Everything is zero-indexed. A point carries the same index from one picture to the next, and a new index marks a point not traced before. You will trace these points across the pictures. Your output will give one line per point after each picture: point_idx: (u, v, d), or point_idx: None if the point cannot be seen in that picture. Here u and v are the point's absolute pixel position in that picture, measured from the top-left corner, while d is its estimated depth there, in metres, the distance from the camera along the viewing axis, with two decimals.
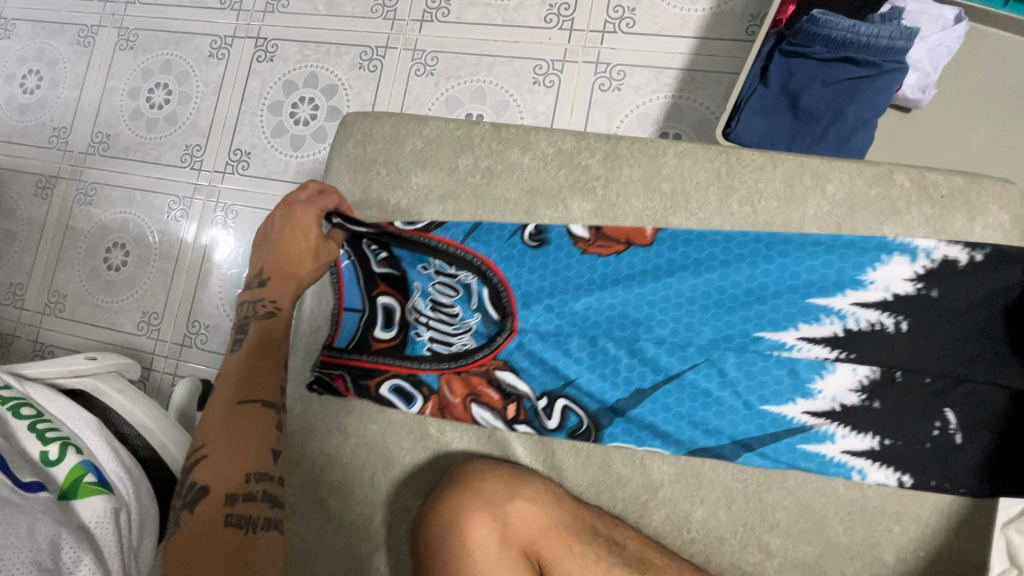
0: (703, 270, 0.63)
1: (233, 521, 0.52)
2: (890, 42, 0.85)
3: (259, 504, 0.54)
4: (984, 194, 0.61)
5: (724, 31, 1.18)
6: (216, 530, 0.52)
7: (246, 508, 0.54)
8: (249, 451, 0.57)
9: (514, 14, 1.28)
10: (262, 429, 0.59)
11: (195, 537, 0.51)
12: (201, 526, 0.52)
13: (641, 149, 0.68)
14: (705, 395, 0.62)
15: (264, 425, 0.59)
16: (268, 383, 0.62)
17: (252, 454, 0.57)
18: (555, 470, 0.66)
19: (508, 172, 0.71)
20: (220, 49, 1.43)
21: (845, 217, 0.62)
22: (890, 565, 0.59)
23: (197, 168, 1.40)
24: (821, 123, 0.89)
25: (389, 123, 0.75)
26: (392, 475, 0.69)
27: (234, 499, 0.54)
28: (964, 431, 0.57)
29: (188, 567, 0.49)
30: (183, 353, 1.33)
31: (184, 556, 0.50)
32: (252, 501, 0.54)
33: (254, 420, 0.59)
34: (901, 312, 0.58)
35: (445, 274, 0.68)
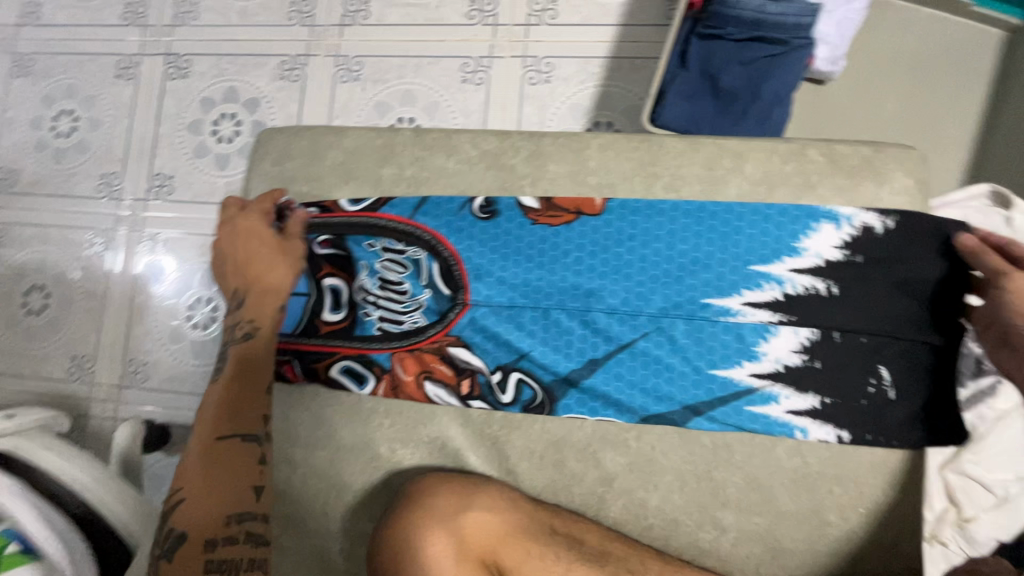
0: (652, 240, 0.64)
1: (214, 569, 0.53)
2: (798, 19, 0.88)
3: (242, 546, 0.55)
4: (889, 162, 0.63)
5: (645, 16, 1.19)
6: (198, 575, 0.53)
7: (228, 551, 0.54)
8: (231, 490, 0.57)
9: (436, 12, 1.26)
10: (243, 466, 0.58)
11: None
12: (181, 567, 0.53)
13: (565, 144, 0.68)
14: (659, 363, 0.62)
15: (246, 460, 0.59)
16: (248, 414, 0.61)
17: (233, 494, 0.57)
18: (510, 474, 0.65)
19: (433, 179, 0.69)
20: (128, 69, 1.35)
21: (766, 195, 0.63)
22: (835, 525, 0.61)
23: (117, 198, 1.32)
24: (741, 103, 0.91)
25: (307, 137, 0.72)
26: (345, 501, 0.67)
27: (216, 542, 0.54)
28: (896, 386, 0.60)
29: None
30: (122, 395, 1.25)
31: None
32: (232, 543, 0.55)
33: (234, 455, 0.58)
34: (831, 277, 0.61)
35: (393, 251, 0.67)
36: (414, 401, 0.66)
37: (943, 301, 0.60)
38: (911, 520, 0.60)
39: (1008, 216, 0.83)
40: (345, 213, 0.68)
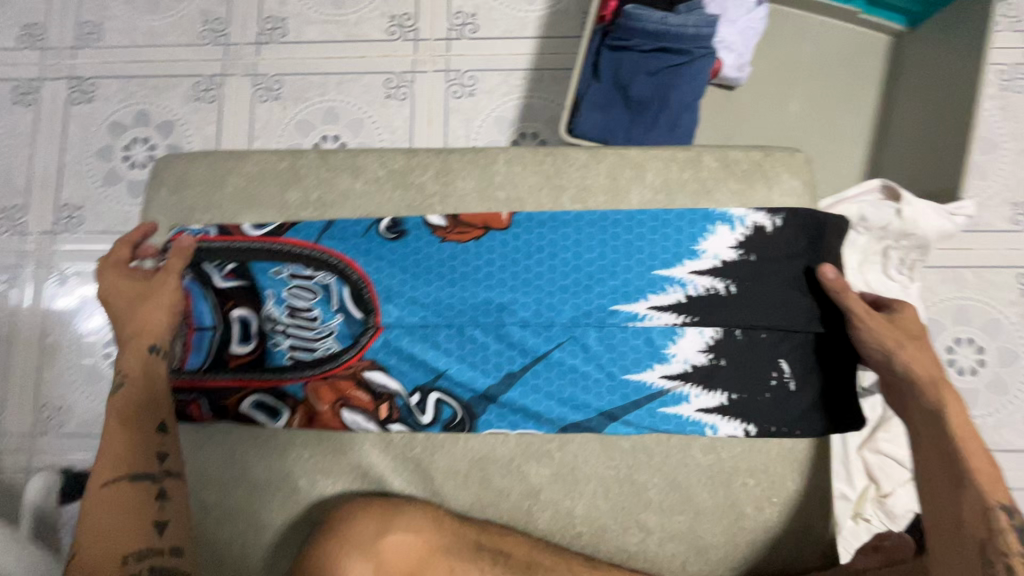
0: (560, 251, 0.65)
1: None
2: (698, 30, 0.92)
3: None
4: (778, 165, 0.66)
5: (563, 29, 1.22)
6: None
7: None
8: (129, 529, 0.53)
9: (356, 28, 1.24)
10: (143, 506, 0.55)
11: None
12: None
13: (471, 161, 0.67)
14: (574, 371, 0.63)
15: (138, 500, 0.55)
16: (139, 455, 0.58)
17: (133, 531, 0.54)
18: (436, 495, 0.64)
19: (340, 201, 0.67)
20: (26, 94, 1.26)
21: (666, 202, 0.66)
22: (752, 516, 0.63)
23: (19, 233, 1.23)
24: (651, 111, 0.94)
25: (206, 164, 0.69)
26: (264, 541, 0.63)
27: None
28: (795, 377, 0.63)
29: None
30: (35, 444, 1.16)
31: None
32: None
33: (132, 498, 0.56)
34: (729, 277, 0.63)
35: (301, 277, 0.65)
36: (331, 430, 0.65)
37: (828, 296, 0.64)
38: (821, 503, 0.63)
39: (897, 209, 0.90)
40: (249, 238, 0.66)
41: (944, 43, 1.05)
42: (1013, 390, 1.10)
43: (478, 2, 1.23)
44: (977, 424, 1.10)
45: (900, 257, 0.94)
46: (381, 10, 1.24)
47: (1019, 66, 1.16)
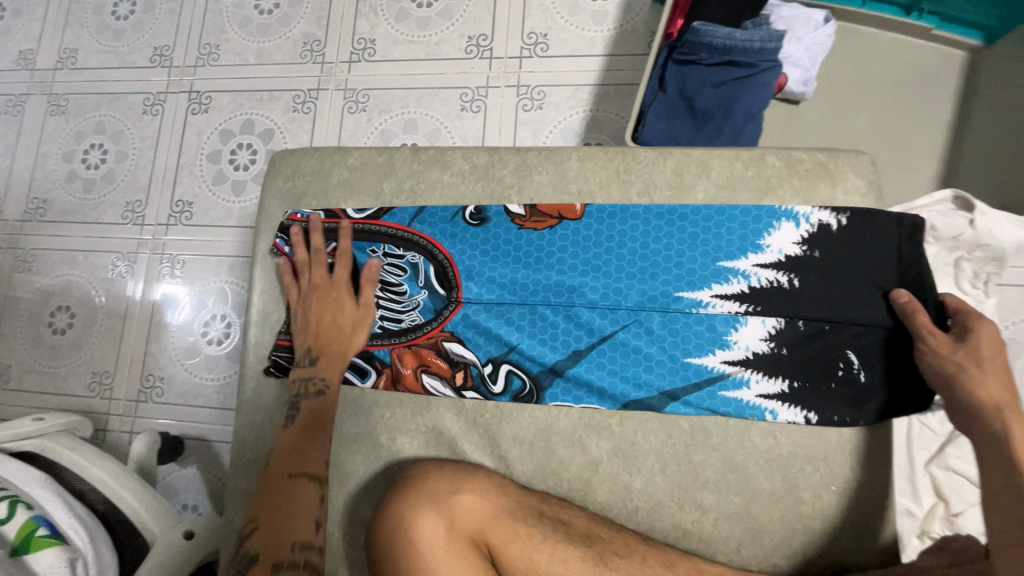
0: (628, 241, 0.70)
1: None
2: (763, 45, 0.96)
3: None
4: (843, 165, 0.69)
5: (629, 47, 1.29)
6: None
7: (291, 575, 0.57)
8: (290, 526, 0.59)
9: (437, 48, 1.36)
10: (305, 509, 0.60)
11: None
12: None
13: (547, 158, 0.74)
14: (639, 352, 0.68)
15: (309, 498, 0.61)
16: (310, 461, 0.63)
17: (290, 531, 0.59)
18: (502, 461, 0.69)
19: (429, 191, 0.76)
20: (154, 105, 1.46)
21: (729, 198, 0.70)
22: (809, 504, 0.64)
23: (140, 224, 1.41)
24: (715, 120, 0.98)
25: (315, 157, 0.80)
26: (348, 489, 0.71)
27: (280, 566, 0.57)
28: (864, 369, 0.65)
29: None
30: (139, 409, 1.31)
31: None
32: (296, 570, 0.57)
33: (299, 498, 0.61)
34: (793, 271, 0.66)
35: (394, 255, 0.74)
36: (412, 393, 0.72)
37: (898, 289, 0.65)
38: (882, 497, 0.64)
39: (970, 219, 0.89)
40: (351, 220, 0.76)
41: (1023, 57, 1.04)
42: None
43: (550, 23, 1.33)
44: None
45: (974, 268, 0.93)
46: (460, 31, 1.36)
47: None
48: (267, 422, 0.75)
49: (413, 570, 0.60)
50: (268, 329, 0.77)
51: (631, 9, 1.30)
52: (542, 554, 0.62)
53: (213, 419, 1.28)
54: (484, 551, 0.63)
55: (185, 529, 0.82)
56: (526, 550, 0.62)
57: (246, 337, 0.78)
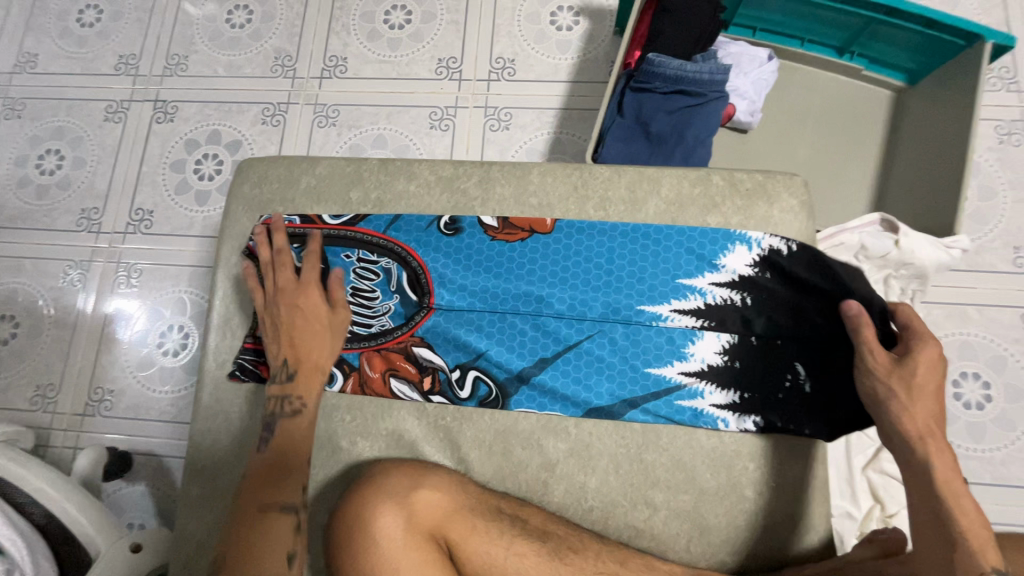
0: (596, 257, 0.74)
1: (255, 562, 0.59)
2: (712, 75, 1.04)
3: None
4: (779, 185, 0.75)
5: (591, 75, 1.36)
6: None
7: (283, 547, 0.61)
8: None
9: (407, 68, 1.41)
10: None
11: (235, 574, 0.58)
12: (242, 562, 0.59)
13: (509, 172, 0.78)
14: (603, 362, 0.71)
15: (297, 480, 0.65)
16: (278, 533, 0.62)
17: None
18: (461, 463, 0.71)
19: (395, 200, 0.78)
20: (117, 113, 1.44)
21: (678, 212, 0.75)
22: (751, 500, 0.68)
23: (95, 231, 1.37)
24: (668, 144, 1.05)
25: (284, 164, 0.81)
26: (306, 494, 0.71)
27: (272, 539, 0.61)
28: (808, 380, 0.70)
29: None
30: (85, 423, 1.25)
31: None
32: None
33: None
34: (745, 290, 0.72)
35: (367, 261, 0.76)
36: (379, 397, 0.73)
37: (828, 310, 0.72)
38: (818, 492, 0.68)
39: (896, 240, 0.97)
40: (327, 226, 0.77)
41: (940, 98, 1.16)
42: (1022, 427, 1.13)
43: (517, 50, 1.39)
44: (984, 458, 1.12)
45: (901, 285, 1.01)
46: (430, 53, 1.41)
47: (1012, 123, 1.27)
48: (223, 427, 0.74)
49: (372, 567, 0.61)
50: (231, 333, 0.77)
51: (593, 40, 1.38)
52: (499, 549, 0.64)
53: (165, 433, 1.24)
54: (442, 547, 0.64)
55: (133, 542, 0.79)
56: (485, 544, 0.64)
57: (207, 340, 0.77)
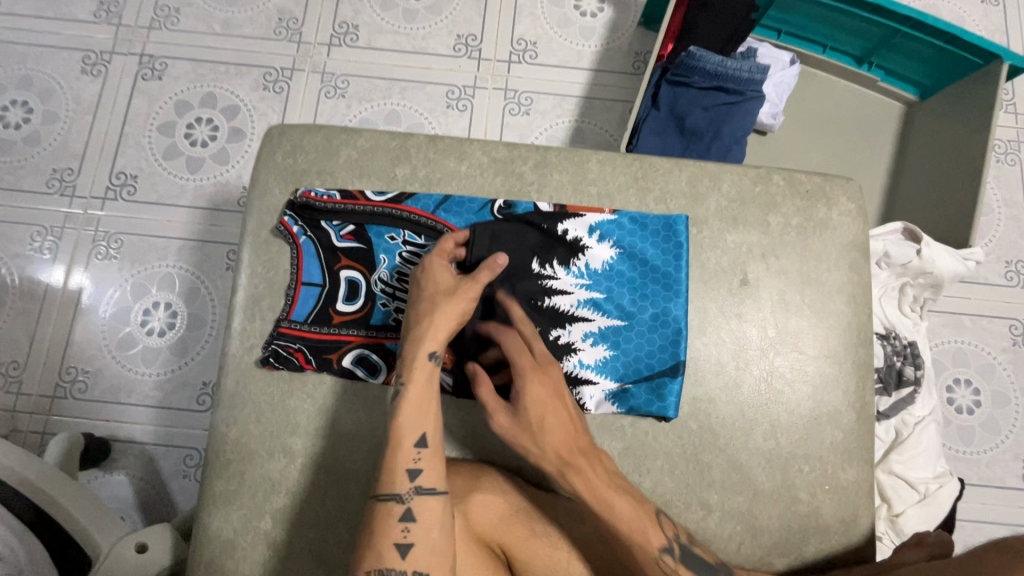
0: (653, 252, 0.70)
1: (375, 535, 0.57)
2: (750, 75, 1.03)
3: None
4: (837, 189, 0.75)
5: (614, 64, 1.33)
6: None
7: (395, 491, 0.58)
8: (378, 550, 0.56)
9: (423, 42, 1.33)
10: (392, 529, 0.56)
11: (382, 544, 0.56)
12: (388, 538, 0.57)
13: (567, 158, 0.74)
14: (604, 360, 0.69)
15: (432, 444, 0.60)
16: (390, 471, 0.58)
17: (382, 549, 0.56)
18: (512, 461, 0.68)
19: (445, 180, 0.73)
20: (96, 65, 1.30)
21: (738, 211, 0.73)
22: (804, 502, 0.68)
23: (69, 195, 1.24)
24: (704, 140, 1.04)
25: (321, 134, 0.74)
26: (345, 492, 0.66)
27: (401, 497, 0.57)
28: (857, 382, 0.70)
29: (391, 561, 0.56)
30: (55, 406, 1.14)
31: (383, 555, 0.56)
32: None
33: (384, 519, 0.57)
34: (800, 291, 0.71)
35: (415, 244, 0.71)
36: None
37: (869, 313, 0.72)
38: (867, 495, 0.69)
39: (918, 249, 0.99)
40: (371, 203, 0.71)
41: (952, 114, 1.19)
42: (1006, 431, 1.20)
43: (539, 32, 1.35)
44: (972, 460, 1.18)
45: (915, 293, 1.05)
46: (448, 29, 1.34)
47: (1008, 143, 1.33)
48: (251, 417, 0.67)
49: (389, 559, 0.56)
50: (259, 316, 0.70)
51: (618, 29, 1.35)
52: (561, 552, 0.62)
53: (148, 418, 1.14)
54: (498, 549, 0.62)
55: (138, 541, 0.72)
56: (546, 548, 0.62)
57: (231, 322, 0.70)
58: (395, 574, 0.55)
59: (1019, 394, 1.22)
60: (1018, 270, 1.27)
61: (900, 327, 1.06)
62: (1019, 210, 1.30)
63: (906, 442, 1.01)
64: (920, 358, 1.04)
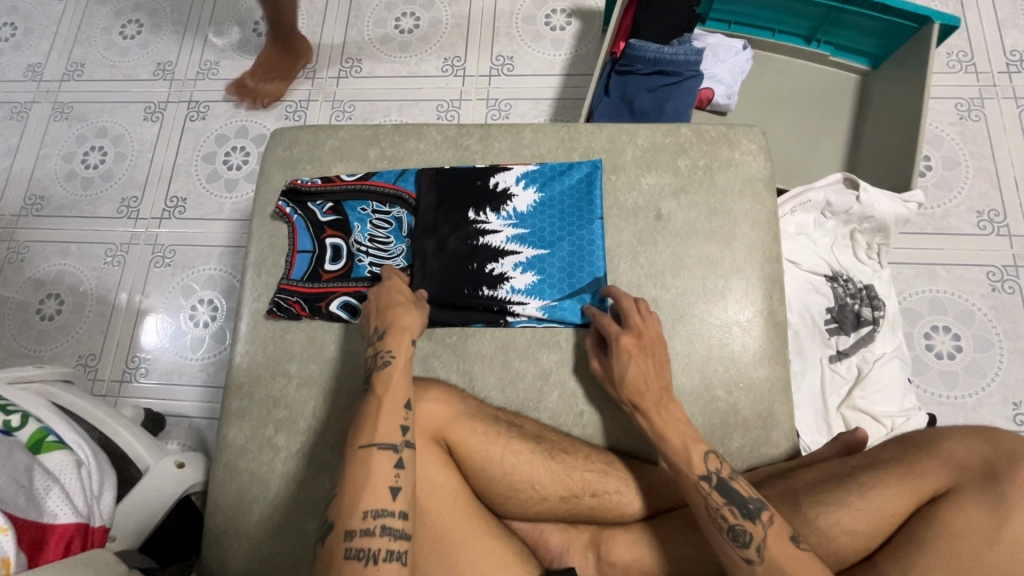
0: (567, 194, 0.85)
1: (360, 477, 0.64)
2: (687, 57, 1.18)
3: (379, 538, 0.61)
4: (740, 134, 0.86)
5: (582, 68, 1.50)
6: (340, 564, 0.60)
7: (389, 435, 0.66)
8: (372, 490, 0.63)
9: (416, 67, 1.55)
10: (387, 473, 0.64)
11: (371, 486, 0.63)
12: (379, 479, 0.64)
13: (506, 130, 0.90)
14: (532, 284, 0.82)
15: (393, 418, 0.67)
16: (389, 424, 0.67)
17: (374, 490, 0.63)
18: (467, 375, 0.81)
19: (407, 156, 0.90)
20: (155, 113, 1.59)
21: (653, 159, 0.85)
22: (720, 399, 0.77)
23: (134, 218, 1.51)
24: (650, 118, 1.17)
25: (311, 131, 0.94)
26: (332, 403, 0.81)
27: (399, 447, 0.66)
28: (763, 295, 0.80)
29: (375, 499, 0.63)
30: (124, 389, 1.37)
31: (368, 490, 0.63)
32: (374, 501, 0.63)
33: (380, 464, 0.64)
34: (709, 220, 0.82)
35: (381, 212, 0.88)
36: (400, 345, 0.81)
37: (773, 236, 0.82)
38: (777, 393, 0.78)
39: (857, 195, 1.06)
40: (345, 182, 0.89)
41: (899, 76, 1.27)
42: (991, 373, 1.21)
43: (515, 48, 1.53)
44: (959, 404, 1.19)
45: (866, 239, 1.12)
46: (437, 54, 1.55)
47: (971, 101, 1.37)
48: (259, 348, 0.84)
49: (376, 495, 0.63)
50: (266, 273, 0.88)
51: (585, 38, 1.52)
52: (496, 447, 0.71)
53: (195, 396, 1.35)
54: (444, 454, 0.71)
55: (178, 459, 0.86)
56: (483, 444, 0.71)
57: (245, 278, 0.88)
58: (387, 512, 0.62)
59: (1003, 337, 1.23)
60: (991, 218, 1.29)
61: (855, 272, 1.13)
62: (987, 161, 1.33)
63: (868, 377, 1.04)
64: (878, 300, 1.09)
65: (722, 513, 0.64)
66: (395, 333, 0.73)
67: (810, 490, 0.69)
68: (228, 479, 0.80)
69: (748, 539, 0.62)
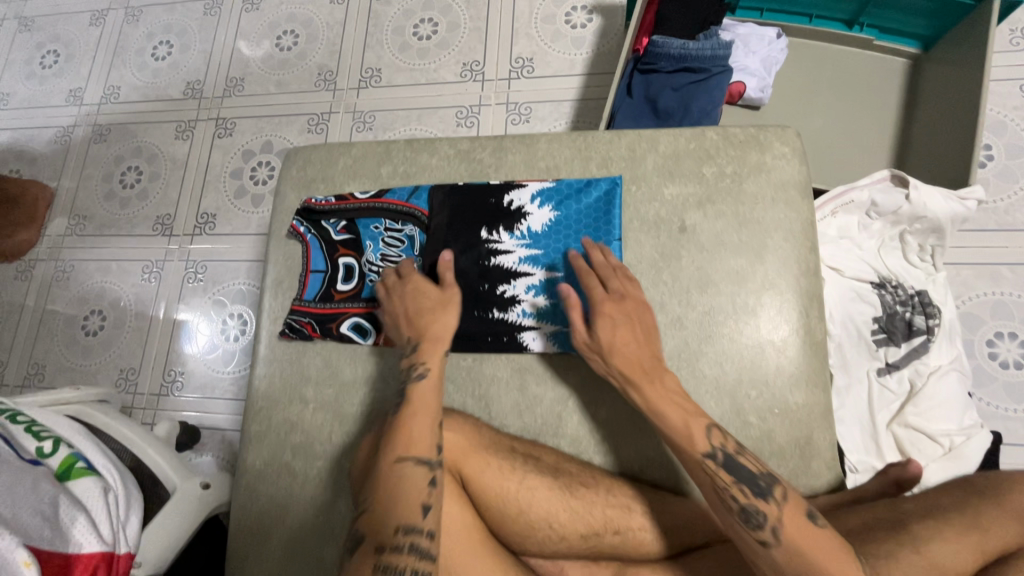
0: (586, 214, 0.80)
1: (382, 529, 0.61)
2: (714, 52, 1.10)
3: None
4: (772, 136, 0.80)
5: (605, 66, 1.45)
6: None
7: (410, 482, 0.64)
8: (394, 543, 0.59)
9: (435, 73, 1.53)
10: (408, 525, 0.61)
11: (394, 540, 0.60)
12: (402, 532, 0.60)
13: (520, 142, 0.86)
14: (544, 309, 0.79)
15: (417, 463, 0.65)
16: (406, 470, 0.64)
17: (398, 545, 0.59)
18: (483, 400, 0.78)
19: (420, 172, 0.88)
20: (185, 131, 1.64)
21: (676, 166, 0.80)
22: (753, 425, 0.72)
23: (168, 234, 1.55)
24: (676, 118, 1.11)
25: (325, 149, 0.93)
26: (347, 428, 0.80)
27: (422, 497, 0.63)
28: (798, 312, 0.74)
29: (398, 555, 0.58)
30: (161, 402, 1.42)
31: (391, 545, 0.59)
32: (401, 552, 0.59)
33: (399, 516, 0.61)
34: (738, 231, 0.77)
35: (394, 229, 0.86)
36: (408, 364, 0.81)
37: (811, 247, 0.76)
38: (816, 419, 0.72)
39: (907, 194, 0.98)
40: (358, 200, 0.87)
41: (954, 59, 1.16)
42: None
43: (535, 49, 1.49)
44: None
45: (918, 241, 1.03)
46: (456, 59, 1.53)
47: None
48: (278, 373, 0.84)
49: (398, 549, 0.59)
50: (282, 295, 0.88)
51: (607, 34, 1.46)
52: (512, 482, 0.68)
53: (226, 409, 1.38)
54: (459, 489, 0.69)
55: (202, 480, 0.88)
56: (496, 479, 0.69)
57: (262, 300, 0.89)
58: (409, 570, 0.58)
59: None
60: None
61: (905, 278, 1.04)
62: None
63: (921, 392, 0.95)
64: (931, 307, 1.01)
65: (763, 533, 0.58)
66: (430, 343, 0.74)
67: (853, 532, 0.63)
68: (248, 503, 0.80)
69: (762, 519, 0.59)
